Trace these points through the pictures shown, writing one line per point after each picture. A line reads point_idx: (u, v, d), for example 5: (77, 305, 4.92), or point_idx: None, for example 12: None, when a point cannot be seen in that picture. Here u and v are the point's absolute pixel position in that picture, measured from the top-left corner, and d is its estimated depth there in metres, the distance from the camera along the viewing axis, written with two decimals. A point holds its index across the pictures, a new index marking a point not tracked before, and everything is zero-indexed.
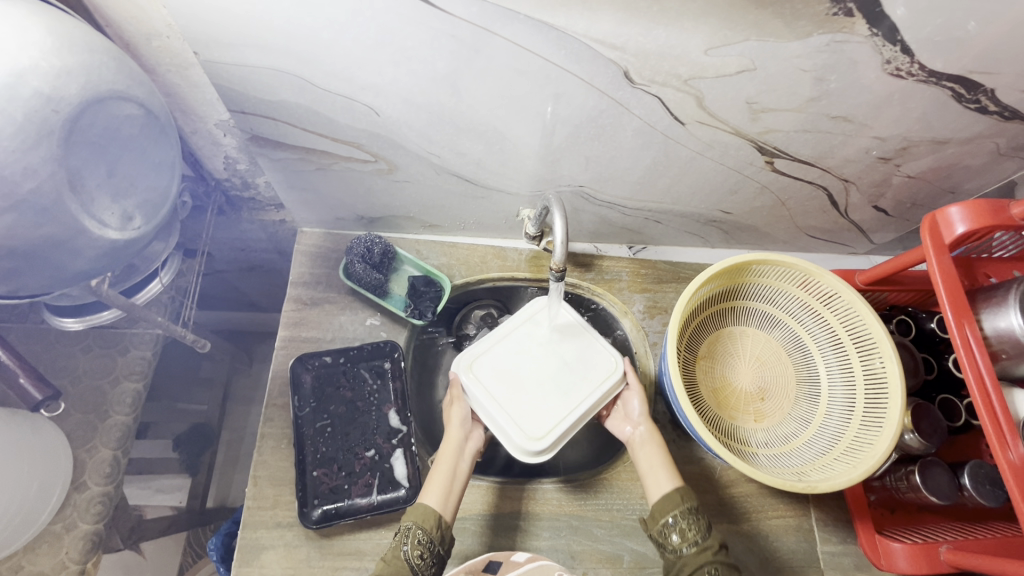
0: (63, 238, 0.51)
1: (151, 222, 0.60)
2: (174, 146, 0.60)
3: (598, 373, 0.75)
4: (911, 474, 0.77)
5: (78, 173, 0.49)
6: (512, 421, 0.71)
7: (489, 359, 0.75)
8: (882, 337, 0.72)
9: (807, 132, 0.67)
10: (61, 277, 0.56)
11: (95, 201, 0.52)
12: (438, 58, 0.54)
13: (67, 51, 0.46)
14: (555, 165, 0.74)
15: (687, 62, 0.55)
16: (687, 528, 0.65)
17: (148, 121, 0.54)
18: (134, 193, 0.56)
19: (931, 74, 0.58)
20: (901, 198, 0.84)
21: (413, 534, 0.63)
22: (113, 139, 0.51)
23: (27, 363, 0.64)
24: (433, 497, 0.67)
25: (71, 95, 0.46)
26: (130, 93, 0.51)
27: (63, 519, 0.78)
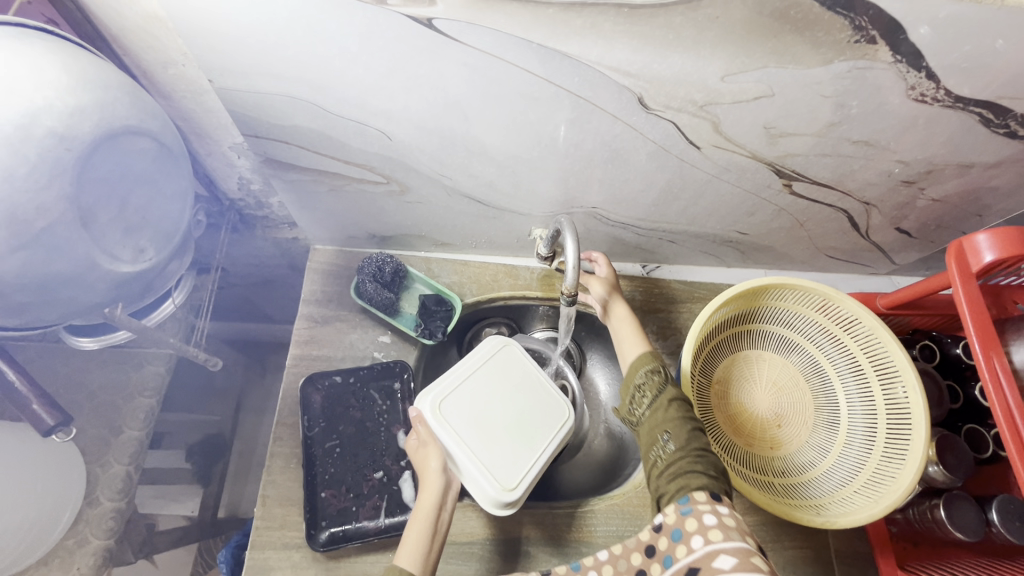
0: (73, 274, 0.51)
1: (163, 252, 0.61)
2: (184, 176, 0.61)
3: (560, 416, 0.74)
4: (934, 508, 0.74)
5: (89, 210, 0.49)
6: (484, 472, 0.67)
7: (453, 399, 0.71)
8: (905, 365, 0.70)
9: (827, 156, 0.65)
10: (74, 311, 0.56)
11: (106, 236, 0.52)
12: (450, 85, 0.54)
13: (82, 88, 0.47)
14: (568, 187, 0.73)
15: (703, 88, 0.54)
16: (647, 390, 0.67)
17: (159, 153, 0.56)
18: (145, 227, 0.57)
19: (958, 100, 0.56)
20: (924, 220, 0.82)
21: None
22: (126, 174, 0.52)
23: (40, 390, 0.64)
24: (408, 556, 0.59)
25: (84, 133, 0.47)
26: (143, 127, 0.53)
27: (75, 535, 0.78)
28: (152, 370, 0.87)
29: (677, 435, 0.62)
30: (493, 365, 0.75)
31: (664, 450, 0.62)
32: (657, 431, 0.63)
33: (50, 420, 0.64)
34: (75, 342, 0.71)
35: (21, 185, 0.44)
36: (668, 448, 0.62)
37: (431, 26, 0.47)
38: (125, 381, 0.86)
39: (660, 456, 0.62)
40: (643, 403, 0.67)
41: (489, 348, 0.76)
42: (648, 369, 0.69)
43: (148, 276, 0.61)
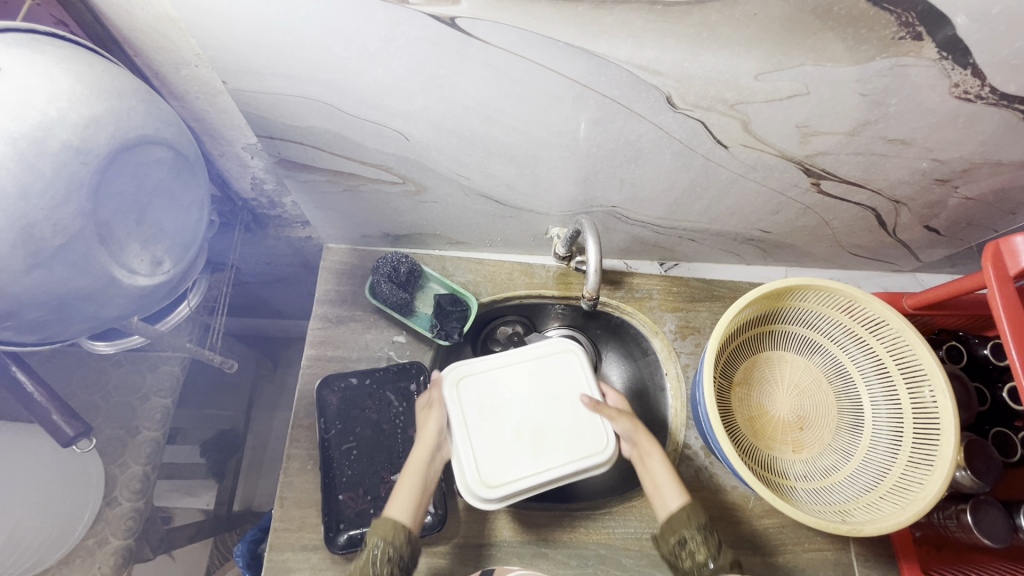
0: (93, 289, 0.50)
1: (179, 264, 0.59)
2: (200, 186, 0.59)
3: (588, 446, 0.70)
4: (961, 513, 0.72)
5: (107, 223, 0.48)
6: (474, 457, 0.67)
7: (478, 385, 0.72)
8: (933, 368, 0.68)
9: (859, 154, 0.63)
10: (91, 326, 0.55)
11: (124, 248, 0.51)
12: (471, 85, 0.52)
13: (96, 98, 0.46)
14: (588, 186, 0.71)
15: (735, 87, 0.51)
16: (697, 548, 0.65)
17: (176, 161, 0.54)
18: (163, 238, 0.55)
19: (1003, 97, 0.53)
20: (954, 218, 0.79)
21: (380, 554, 0.62)
22: (143, 184, 0.51)
23: (60, 399, 0.63)
24: (400, 509, 0.66)
25: (100, 146, 0.46)
26: (159, 136, 0.51)
27: (95, 534, 0.77)
28: (167, 371, 0.87)
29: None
30: (544, 365, 0.75)
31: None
32: None
33: (70, 431, 0.63)
34: (92, 346, 0.71)
35: (38, 200, 0.43)
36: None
37: (454, 26, 0.45)
38: (140, 381, 0.86)
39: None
40: (693, 543, 0.65)
41: (553, 347, 0.76)
42: (702, 527, 0.65)
43: (168, 288, 0.60)
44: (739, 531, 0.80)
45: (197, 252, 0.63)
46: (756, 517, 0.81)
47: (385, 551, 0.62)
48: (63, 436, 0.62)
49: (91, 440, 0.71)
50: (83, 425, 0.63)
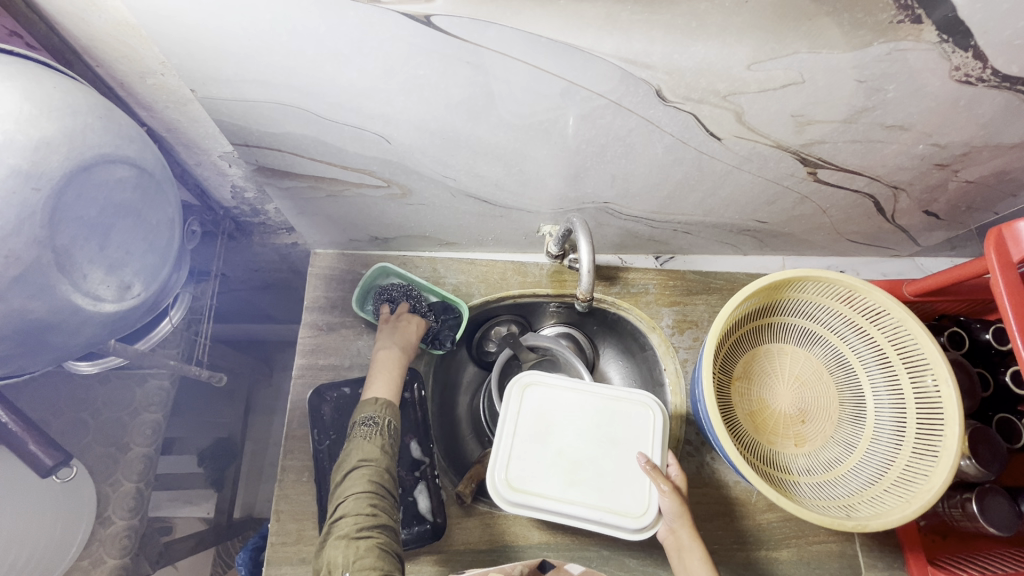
0: (54, 319, 0.48)
1: (151, 287, 0.57)
2: (169, 204, 0.57)
3: (623, 504, 0.64)
4: (967, 502, 0.72)
5: (67, 251, 0.46)
6: (508, 456, 0.65)
7: (546, 404, 0.68)
8: (936, 358, 0.67)
9: (856, 142, 0.61)
10: (65, 352, 0.53)
11: (87, 277, 0.48)
12: (451, 85, 0.49)
13: (50, 118, 0.44)
14: (578, 182, 0.69)
15: (727, 77, 0.49)
16: None
17: (141, 180, 0.52)
18: (131, 262, 0.53)
19: (1005, 79, 0.51)
20: (955, 202, 0.78)
21: (388, 428, 0.72)
22: (107, 207, 0.48)
23: (36, 428, 0.61)
24: (382, 389, 0.75)
25: (53, 168, 0.44)
26: (121, 153, 0.49)
27: (90, 554, 0.76)
28: (157, 385, 0.85)
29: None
30: (615, 405, 0.69)
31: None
32: None
33: (49, 461, 0.61)
34: (73, 366, 0.69)
35: None
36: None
37: (429, 24, 0.42)
38: (130, 397, 0.84)
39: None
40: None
41: (629, 394, 0.69)
42: None
43: (143, 308, 0.58)
44: (742, 525, 0.80)
45: (171, 271, 0.61)
46: (759, 512, 0.81)
47: (387, 424, 0.72)
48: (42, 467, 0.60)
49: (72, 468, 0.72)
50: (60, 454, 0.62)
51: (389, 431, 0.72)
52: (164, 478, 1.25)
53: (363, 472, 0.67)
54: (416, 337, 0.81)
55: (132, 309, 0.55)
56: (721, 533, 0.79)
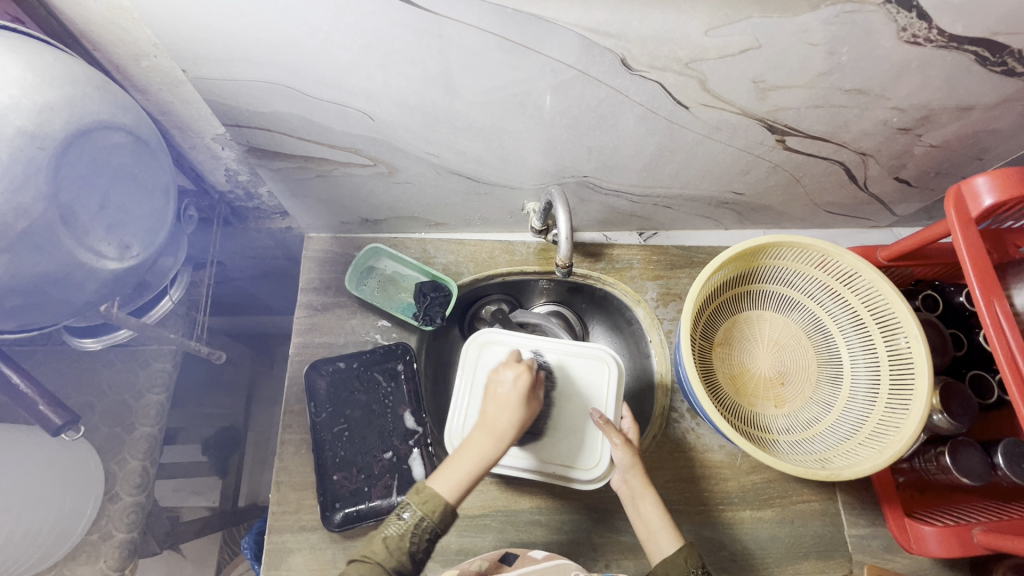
0: (60, 273, 0.51)
1: (149, 248, 0.61)
2: (164, 171, 0.61)
3: (573, 457, 0.74)
4: (940, 455, 0.75)
5: (70, 207, 0.49)
6: (467, 415, 0.73)
7: (505, 363, 0.77)
8: (905, 316, 0.70)
9: (819, 107, 0.64)
10: (68, 309, 0.57)
11: (89, 234, 0.52)
12: (427, 59, 0.53)
13: (49, 86, 0.47)
14: (557, 157, 0.72)
15: (687, 44, 0.52)
16: None
17: (137, 147, 0.55)
18: (128, 222, 0.56)
19: (952, 38, 0.54)
20: (924, 167, 0.80)
21: (419, 524, 0.57)
22: (102, 168, 0.52)
23: (47, 391, 0.65)
24: (448, 484, 0.59)
25: (57, 129, 0.47)
26: (117, 121, 0.52)
27: (99, 529, 0.79)
28: (159, 367, 0.87)
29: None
30: (570, 361, 0.77)
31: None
32: None
33: (57, 420, 0.64)
34: (80, 344, 0.77)
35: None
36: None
37: None
38: (133, 380, 0.86)
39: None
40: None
41: (585, 348, 0.77)
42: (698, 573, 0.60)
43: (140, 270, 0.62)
44: (728, 487, 0.83)
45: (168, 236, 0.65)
46: (743, 474, 0.83)
47: (423, 520, 0.57)
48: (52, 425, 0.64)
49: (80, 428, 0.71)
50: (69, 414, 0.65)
51: (414, 533, 0.57)
52: (169, 467, 1.28)
53: (361, 566, 0.56)
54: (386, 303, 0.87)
55: (132, 269, 0.59)
56: (706, 495, 0.82)
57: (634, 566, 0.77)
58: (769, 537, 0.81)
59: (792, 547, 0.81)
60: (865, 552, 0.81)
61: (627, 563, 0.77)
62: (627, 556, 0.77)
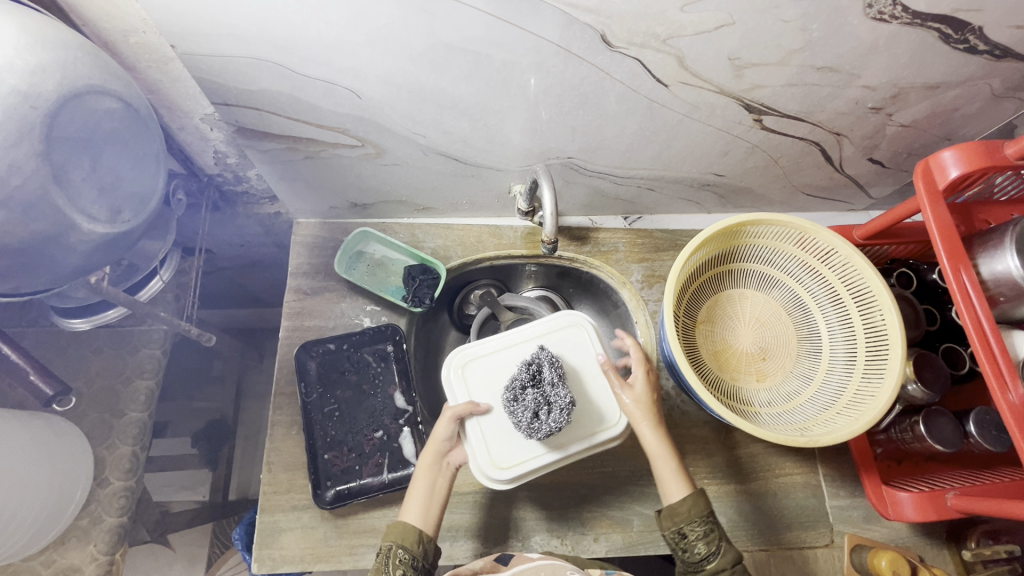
0: (53, 233, 0.52)
1: (140, 217, 0.62)
2: (156, 141, 0.62)
3: (600, 420, 0.72)
4: (916, 424, 0.77)
5: (62, 168, 0.50)
6: (482, 442, 0.69)
7: (491, 364, 0.73)
8: (879, 288, 0.72)
9: (793, 86, 0.66)
10: (59, 274, 0.58)
11: (82, 194, 0.53)
12: (412, 35, 0.54)
13: (42, 48, 0.48)
14: (542, 137, 0.73)
15: (664, 20, 0.54)
16: (699, 541, 0.63)
17: (128, 114, 0.56)
18: (122, 185, 0.58)
19: (916, 15, 0.57)
20: (896, 148, 0.83)
21: (393, 553, 0.63)
22: (93, 134, 0.52)
23: (37, 362, 0.69)
24: (410, 513, 0.67)
25: (48, 91, 0.48)
26: (108, 87, 0.53)
27: (89, 513, 0.79)
28: (148, 353, 0.87)
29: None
30: (550, 340, 0.75)
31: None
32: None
33: (48, 390, 0.69)
34: (69, 323, 0.84)
35: None
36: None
37: None
38: (122, 365, 0.86)
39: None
40: (694, 534, 0.64)
41: (558, 319, 0.76)
42: (705, 517, 0.64)
43: (132, 235, 0.63)
44: (713, 461, 0.85)
45: (158, 209, 0.67)
46: (728, 449, 0.85)
47: (395, 546, 0.64)
48: (43, 394, 0.69)
49: (72, 399, 0.79)
50: (58, 385, 0.70)
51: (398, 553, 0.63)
52: (158, 460, 1.27)
53: None
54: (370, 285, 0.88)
55: (123, 235, 0.60)
56: (692, 469, 0.84)
57: (622, 539, 0.79)
58: (754, 510, 0.83)
59: (775, 518, 0.83)
60: (846, 522, 0.83)
61: (615, 536, 0.79)
62: (615, 530, 0.79)
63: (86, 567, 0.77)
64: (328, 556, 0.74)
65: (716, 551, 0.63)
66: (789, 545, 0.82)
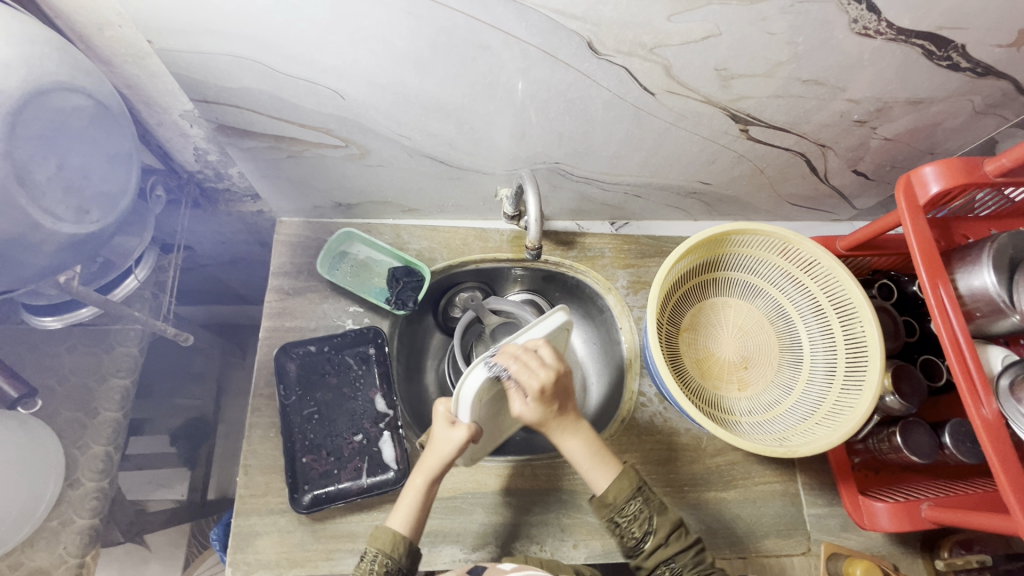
0: (21, 231, 0.51)
1: (110, 216, 0.61)
2: (128, 137, 0.60)
3: None
4: (892, 435, 0.77)
5: (27, 166, 0.49)
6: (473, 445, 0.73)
7: (509, 371, 0.66)
8: (860, 301, 0.73)
9: (779, 97, 0.66)
10: (27, 273, 0.57)
11: (46, 195, 0.52)
12: (397, 36, 0.53)
13: (7, 44, 0.47)
14: (529, 142, 0.73)
15: (651, 29, 0.54)
16: (632, 524, 0.68)
17: (98, 111, 0.54)
18: (88, 186, 0.56)
19: (900, 32, 0.57)
20: (880, 160, 0.84)
21: (379, 561, 0.64)
22: (61, 130, 0.51)
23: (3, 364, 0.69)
24: (399, 521, 0.67)
25: (13, 87, 0.46)
26: (76, 83, 0.52)
27: (59, 515, 0.77)
28: (124, 351, 0.85)
29: (683, 559, 0.67)
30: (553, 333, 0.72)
31: (667, 568, 0.67)
32: (661, 560, 0.67)
33: (14, 392, 0.69)
34: (40, 322, 0.80)
35: None
36: (673, 569, 0.66)
37: None
38: (97, 364, 0.84)
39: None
40: (627, 519, 0.68)
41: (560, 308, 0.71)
42: (631, 496, 0.68)
43: (104, 233, 0.61)
44: (693, 470, 0.85)
45: (132, 206, 0.65)
46: (708, 457, 0.86)
47: (377, 555, 0.65)
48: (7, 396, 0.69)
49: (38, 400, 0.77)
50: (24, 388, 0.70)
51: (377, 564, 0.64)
52: (135, 459, 1.25)
53: None
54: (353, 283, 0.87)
55: (90, 235, 0.59)
56: (672, 477, 0.84)
57: (602, 547, 0.78)
58: (732, 517, 0.83)
59: (753, 527, 0.83)
60: (823, 531, 0.84)
61: (595, 544, 0.78)
62: (595, 537, 0.79)
63: (55, 569, 0.75)
64: (305, 561, 0.73)
65: (650, 531, 0.67)
66: (767, 553, 0.82)
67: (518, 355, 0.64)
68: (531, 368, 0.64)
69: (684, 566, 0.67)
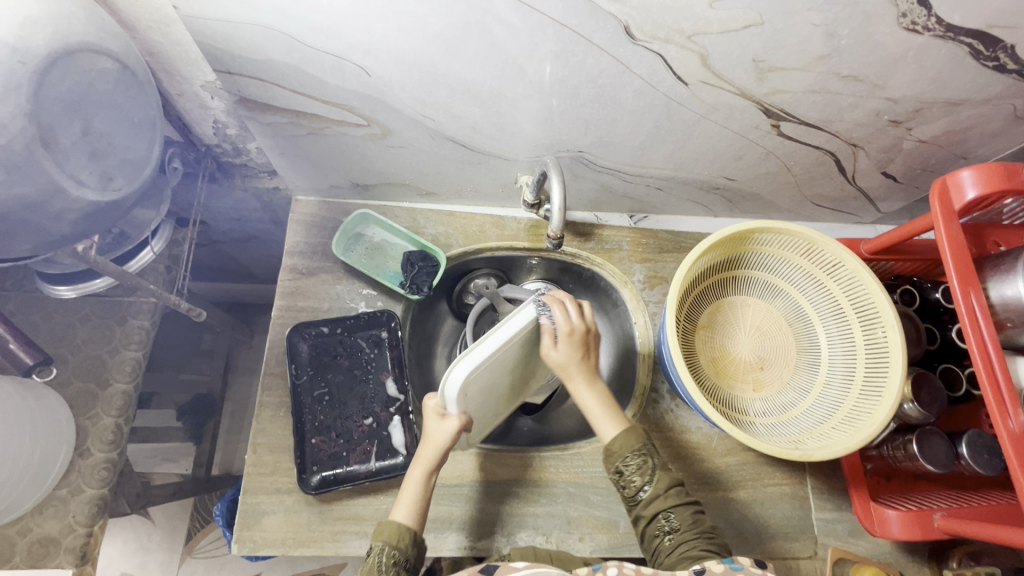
0: (41, 198, 0.50)
1: (132, 184, 0.60)
2: (153, 106, 0.59)
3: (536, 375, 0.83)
4: (908, 443, 0.76)
5: (51, 129, 0.48)
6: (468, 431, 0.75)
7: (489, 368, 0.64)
8: (885, 306, 0.71)
9: (815, 93, 0.64)
10: (45, 240, 0.56)
11: (70, 159, 0.51)
12: (429, 12, 0.52)
13: (36, 2, 0.46)
14: (555, 129, 0.71)
15: (691, 16, 0.52)
16: (634, 473, 0.66)
17: (123, 76, 0.53)
18: (112, 153, 0.55)
19: (949, 29, 0.55)
20: (911, 163, 0.82)
21: (385, 554, 0.63)
22: (87, 95, 0.50)
23: (16, 330, 0.68)
24: (403, 513, 0.66)
25: (40, 46, 0.45)
26: (103, 45, 0.50)
27: (69, 484, 0.77)
28: (137, 324, 0.84)
29: (681, 513, 0.65)
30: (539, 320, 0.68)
31: (665, 521, 0.64)
32: (661, 512, 0.65)
33: (28, 359, 0.68)
34: (55, 291, 0.81)
35: None
36: (671, 521, 0.64)
37: None
38: (109, 335, 0.83)
39: (666, 529, 0.64)
40: (630, 468, 0.67)
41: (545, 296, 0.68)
42: (635, 449, 0.67)
43: (123, 204, 0.60)
44: (702, 469, 0.84)
45: (152, 177, 0.64)
46: (718, 456, 0.85)
47: (382, 551, 0.63)
48: (22, 364, 0.68)
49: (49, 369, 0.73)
50: (37, 355, 0.69)
51: (381, 557, 0.63)
52: (142, 431, 1.25)
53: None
54: (365, 265, 0.85)
55: (113, 204, 0.58)
56: (681, 474, 0.83)
57: (608, 541, 0.78)
58: (740, 518, 0.82)
59: (761, 528, 0.82)
60: (830, 535, 0.83)
61: (601, 538, 0.78)
62: (601, 531, 0.78)
63: (64, 538, 0.75)
64: (311, 541, 0.73)
65: (650, 480, 0.66)
66: (773, 555, 0.81)
67: (563, 300, 0.70)
68: (569, 311, 0.69)
69: (681, 522, 0.64)
